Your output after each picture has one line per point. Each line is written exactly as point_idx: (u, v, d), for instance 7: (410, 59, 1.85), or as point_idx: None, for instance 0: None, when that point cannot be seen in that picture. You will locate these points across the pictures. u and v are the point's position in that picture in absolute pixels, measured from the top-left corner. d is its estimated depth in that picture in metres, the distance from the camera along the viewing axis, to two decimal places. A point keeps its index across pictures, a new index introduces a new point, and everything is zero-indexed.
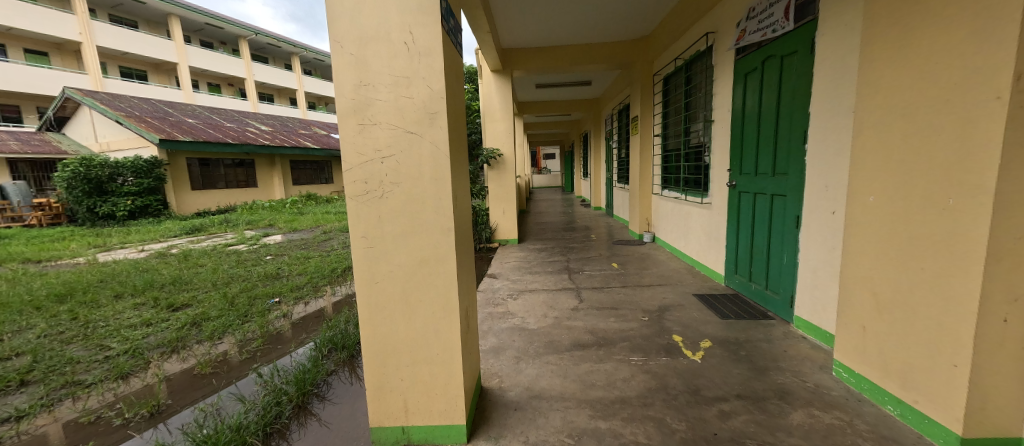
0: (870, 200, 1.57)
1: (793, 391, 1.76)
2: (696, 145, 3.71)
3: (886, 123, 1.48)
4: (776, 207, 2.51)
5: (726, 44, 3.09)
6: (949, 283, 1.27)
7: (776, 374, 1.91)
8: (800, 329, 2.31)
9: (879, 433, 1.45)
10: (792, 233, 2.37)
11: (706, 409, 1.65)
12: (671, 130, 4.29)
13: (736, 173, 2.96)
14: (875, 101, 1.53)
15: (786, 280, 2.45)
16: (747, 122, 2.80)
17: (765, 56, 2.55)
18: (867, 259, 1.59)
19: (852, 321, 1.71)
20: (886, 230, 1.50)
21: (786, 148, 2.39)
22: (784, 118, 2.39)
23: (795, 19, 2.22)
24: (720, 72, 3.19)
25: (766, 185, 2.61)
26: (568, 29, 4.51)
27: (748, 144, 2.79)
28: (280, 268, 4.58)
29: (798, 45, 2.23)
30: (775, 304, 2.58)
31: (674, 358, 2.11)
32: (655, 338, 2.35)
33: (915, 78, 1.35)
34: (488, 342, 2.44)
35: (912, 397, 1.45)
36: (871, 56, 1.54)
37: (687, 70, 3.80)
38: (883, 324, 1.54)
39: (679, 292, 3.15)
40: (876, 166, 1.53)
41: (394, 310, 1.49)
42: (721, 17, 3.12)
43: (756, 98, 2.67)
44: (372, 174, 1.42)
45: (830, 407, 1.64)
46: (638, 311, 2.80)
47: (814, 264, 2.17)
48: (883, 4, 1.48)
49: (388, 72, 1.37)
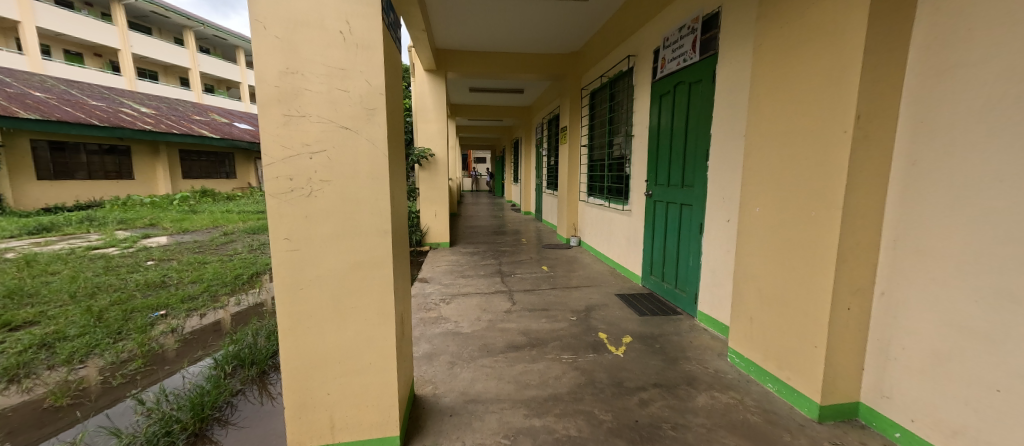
0: (757, 211, 1.89)
1: (698, 376, 2.02)
2: (618, 157, 4.02)
3: (769, 150, 1.80)
4: (685, 215, 2.84)
5: (644, 67, 3.41)
6: (811, 280, 1.59)
7: (685, 363, 2.16)
8: (702, 322, 2.64)
9: (762, 407, 1.75)
10: (696, 238, 2.71)
11: (629, 399, 1.81)
12: (596, 141, 4.59)
13: (653, 184, 3.29)
14: (760, 128, 1.85)
15: (692, 279, 2.78)
16: (662, 139, 3.13)
17: (676, 82, 2.90)
18: (754, 259, 1.91)
19: (743, 313, 2.02)
20: (768, 236, 1.82)
21: (693, 163, 2.72)
22: (691, 138, 2.73)
23: (700, 52, 2.60)
24: (639, 93, 3.51)
25: (677, 196, 2.94)
26: (505, 38, 4.62)
27: (663, 159, 3.13)
28: (166, 275, 3.88)
29: (702, 74, 2.58)
30: (683, 301, 2.90)
31: (600, 354, 2.26)
32: (583, 337, 2.50)
33: (788, 112, 1.68)
34: (419, 349, 2.36)
35: (786, 374, 1.76)
36: (759, 92, 1.86)
37: (611, 87, 4.11)
38: (766, 314, 1.86)
39: (603, 292, 3.38)
40: (762, 182, 1.85)
41: (322, 319, 1.38)
42: (641, 42, 3.43)
43: (669, 117, 3.01)
44: (299, 170, 1.30)
45: (726, 388, 1.91)
46: (567, 311, 2.95)
47: (714, 265, 2.50)
48: (767, 50, 1.80)
49: (321, 61, 1.27)
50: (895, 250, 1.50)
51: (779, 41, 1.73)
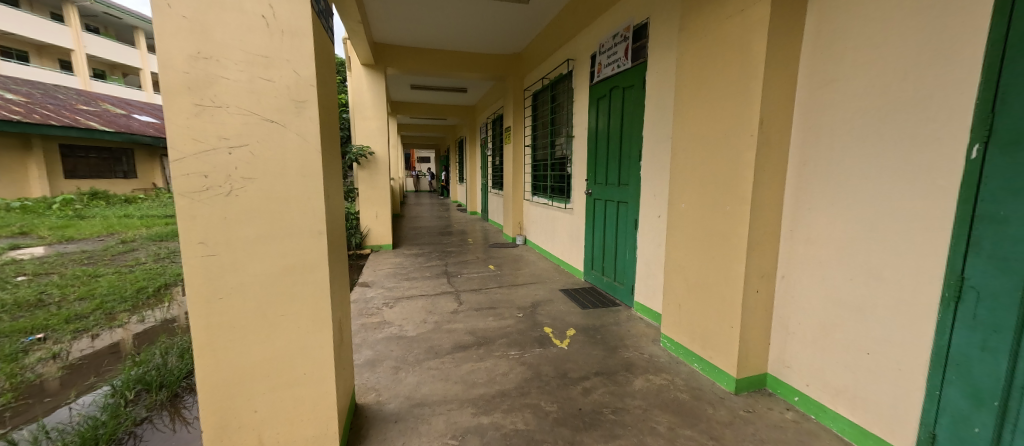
0: (683, 206, 2.13)
1: (635, 362, 2.17)
2: (559, 157, 4.17)
3: (692, 152, 2.05)
4: (621, 212, 3.03)
5: (582, 71, 3.56)
6: (728, 266, 1.83)
7: (623, 350, 2.31)
8: (638, 311, 2.84)
9: (689, 385, 1.93)
10: (631, 233, 2.90)
11: (573, 389, 1.89)
12: (539, 141, 4.71)
13: (592, 182, 3.46)
14: (685, 133, 2.09)
15: (628, 272, 2.97)
16: (600, 140, 3.30)
17: (611, 87, 3.08)
18: (682, 250, 2.14)
19: (673, 300, 2.22)
20: (693, 228, 2.06)
21: (628, 163, 2.91)
22: (626, 139, 2.92)
23: (631, 59, 2.79)
24: (578, 95, 3.66)
25: (614, 194, 3.13)
26: (447, 35, 4.55)
27: (600, 159, 3.31)
28: (42, 291, 3.25)
29: (634, 80, 2.78)
30: (621, 292, 3.09)
31: (546, 348, 2.33)
32: (530, 332, 2.56)
33: (707, 119, 1.93)
34: (361, 356, 2.24)
35: (709, 353, 1.97)
36: (683, 100, 2.10)
37: (552, 89, 4.24)
38: (692, 300, 2.07)
39: (548, 288, 3.48)
40: (688, 181, 2.09)
41: (247, 330, 1.25)
42: (579, 47, 3.59)
43: (606, 120, 3.19)
44: (215, 167, 1.17)
45: (659, 370, 2.08)
46: (513, 308, 2.99)
47: (648, 258, 2.70)
48: (689, 63, 2.04)
49: (239, 46, 1.15)
50: (791, 239, 1.75)
51: (699, 56, 1.97)
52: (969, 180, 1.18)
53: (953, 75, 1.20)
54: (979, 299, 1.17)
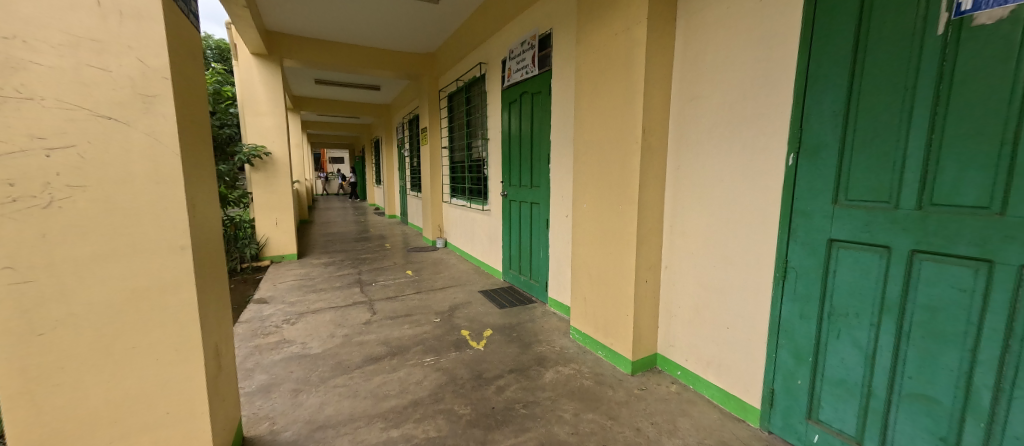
0: (584, 207, 2.31)
1: (547, 355, 2.29)
2: (476, 160, 4.19)
3: (591, 157, 2.23)
4: (534, 213, 3.16)
5: (494, 75, 3.63)
6: (622, 260, 2.04)
7: (537, 345, 2.41)
8: (552, 306, 3.00)
9: (593, 372, 2.09)
10: (544, 232, 3.05)
11: (486, 389, 1.93)
12: (456, 143, 4.68)
13: (507, 184, 3.55)
14: (584, 139, 2.27)
15: (542, 270, 3.12)
16: (513, 143, 3.41)
17: (521, 92, 3.20)
18: (586, 247, 2.32)
19: (580, 294, 2.40)
20: (594, 227, 2.24)
21: (538, 166, 3.06)
22: (536, 143, 3.06)
23: (538, 67, 2.92)
24: (491, 99, 3.72)
25: (527, 195, 3.25)
26: (353, 28, 4.27)
27: (514, 162, 3.41)
28: None
29: (541, 86, 2.92)
30: (536, 289, 3.22)
31: (462, 351, 2.34)
32: (446, 337, 2.54)
33: (602, 127, 2.13)
34: (252, 382, 1.99)
35: (610, 341, 2.16)
36: (581, 109, 2.27)
37: (467, 91, 4.25)
38: (595, 292, 2.26)
39: (467, 290, 3.49)
40: (588, 183, 2.27)
41: (83, 370, 1.04)
42: (490, 51, 3.65)
43: (518, 124, 3.30)
44: (25, 173, 0.94)
45: (568, 361, 2.22)
46: (431, 313, 2.94)
47: (558, 255, 2.86)
48: (585, 74, 2.22)
49: (57, 26, 0.94)
50: (671, 234, 2.01)
51: (593, 69, 2.15)
52: (788, 182, 1.48)
53: (776, 98, 1.50)
54: (798, 277, 1.48)
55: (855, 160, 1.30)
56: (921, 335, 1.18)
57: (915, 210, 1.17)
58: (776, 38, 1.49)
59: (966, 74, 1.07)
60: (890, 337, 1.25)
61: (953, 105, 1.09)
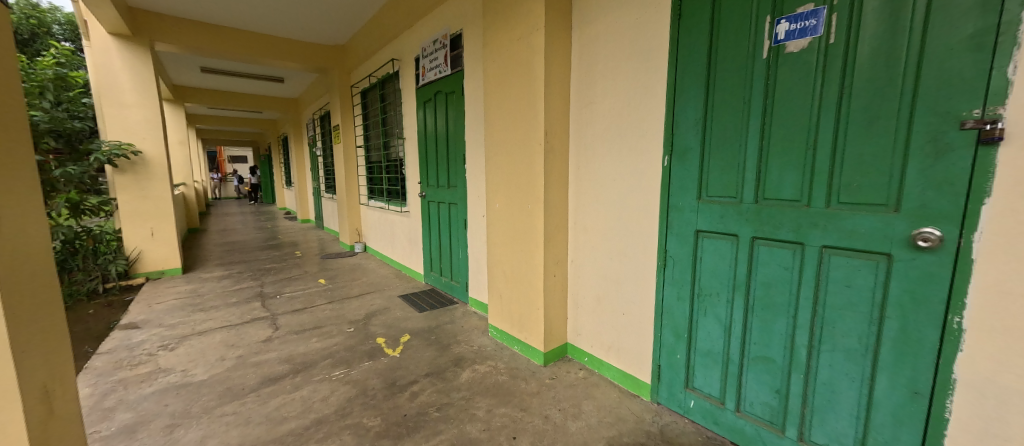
0: (497, 206, 2.37)
1: (465, 355, 2.30)
2: (393, 160, 4.04)
3: (501, 158, 2.29)
4: (452, 213, 3.15)
5: (408, 73, 3.53)
6: (532, 257, 2.13)
7: (455, 346, 2.41)
8: (472, 306, 3.01)
9: (508, 367, 2.16)
10: (462, 232, 3.05)
11: (400, 397, 1.88)
12: (372, 142, 4.46)
13: (425, 185, 3.48)
14: (494, 140, 2.31)
15: (462, 270, 3.12)
16: (429, 143, 3.35)
17: (436, 91, 3.15)
18: (499, 246, 2.38)
19: (496, 292, 2.45)
20: (506, 226, 2.31)
21: (454, 167, 3.05)
22: (451, 143, 3.05)
23: (450, 67, 2.91)
24: (405, 97, 3.61)
25: (445, 196, 3.22)
26: (242, 13, 3.81)
27: (431, 162, 3.36)
28: None
29: (454, 86, 2.91)
30: (457, 290, 3.22)
31: (375, 360, 2.24)
32: (359, 347, 2.41)
33: (509, 129, 2.19)
34: (111, 424, 1.69)
35: (525, 335, 2.25)
36: (490, 110, 2.32)
37: (381, 88, 4.06)
38: (510, 289, 2.33)
39: (386, 296, 3.35)
40: (499, 183, 2.32)
41: None
42: (402, 48, 3.53)
43: (433, 123, 3.25)
44: None
45: (486, 358, 2.26)
46: (343, 323, 2.76)
47: (476, 255, 2.89)
48: (492, 77, 2.27)
49: None
50: (574, 230, 2.15)
51: (500, 72, 2.21)
52: (664, 180, 1.68)
53: (653, 105, 1.69)
54: (674, 263, 1.68)
55: (712, 161, 1.52)
56: (761, 307, 1.43)
57: (753, 204, 1.41)
58: (651, 53, 1.67)
59: (782, 92, 1.31)
60: (740, 310, 1.49)
61: (775, 116, 1.33)
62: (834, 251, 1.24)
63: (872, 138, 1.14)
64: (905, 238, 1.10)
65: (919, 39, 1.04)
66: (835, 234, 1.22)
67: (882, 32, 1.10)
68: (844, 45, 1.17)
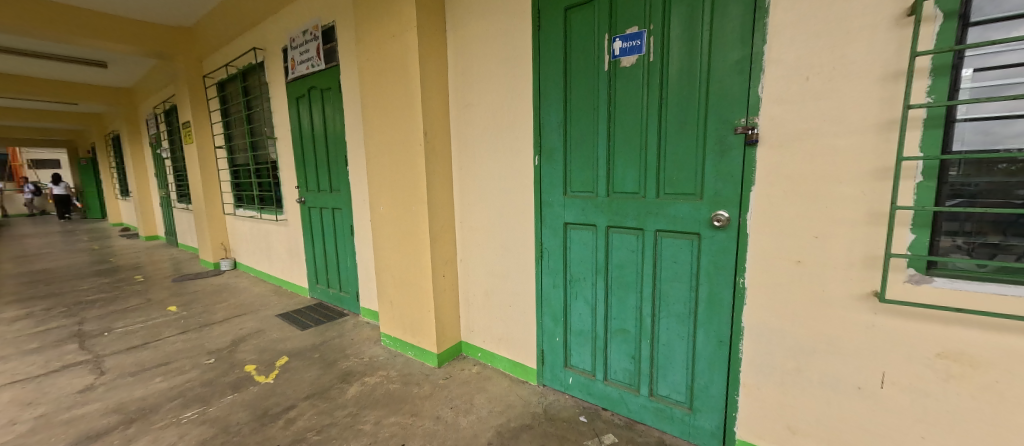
0: (381, 209, 2.27)
1: (353, 369, 2.16)
2: (264, 162, 3.57)
3: (382, 159, 2.20)
4: (337, 219, 2.92)
5: (275, 65, 3.15)
6: (420, 258, 2.10)
7: (342, 361, 2.25)
8: (365, 316, 2.85)
9: (401, 374, 2.10)
10: (349, 239, 2.85)
11: (272, 427, 1.68)
12: (236, 142, 3.87)
13: (304, 189, 3.16)
14: (374, 140, 2.22)
15: (351, 280, 2.92)
16: (305, 144, 3.05)
17: (309, 86, 2.88)
18: (387, 250, 2.29)
19: (387, 298, 2.36)
20: (391, 229, 2.24)
21: (336, 169, 2.83)
22: (331, 143, 2.82)
23: (324, 61, 2.69)
24: (274, 92, 3.22)
25: (327, 201, 2.97)
26: None
27: (309, 164, 3.06)
28: None
29: (330, 82, 2.70)
30: (347, 301, 3.00)
31: (243, 391, 1.96)
32: (221, 379, 2.08)
33: (389, 129, 2.12)
34: None
35: (418, 339, 2.21)
36: (368, 109, 2.21)
37: (244, 80, 3.55)
38: (401, 294, 2.26)
39: (260, 317, 2.95)
40: (382, 185, 2.23)
41: None
42: (267, 36, 3.14)
43: (309, 122, 2.97)
44: None
45: (377, 369, 2.15)
46: (201, 355, 2.35)
47: (365, 262, 2.73)
48: (368, 74, 2.16)
49: None
50: (462, 229, 2.19)
51: (376, 69, 2.12)
52: (535, 179, 1.82)
53: (523, 109, 1.81)
54: (549, 255, 1.83)
55: (573, 160, 1.70)
56: (618, 286, 1.64)
57: (606, 197, 1.62)
58: (518, 60, 1.79)
59: (621, 100, 1.53)
60: (602, 290, 1.69)
61: (618, 121, 1.55)
62: (664, 234, 1.49)
63: (682, 140, 1.40)
64: (708, 219, 1.38)
65: (708, 61, 1.31)
66: (664, 219, 1.47)
67: (684, 53, 1.36)
68: (660, 63, 1.41)
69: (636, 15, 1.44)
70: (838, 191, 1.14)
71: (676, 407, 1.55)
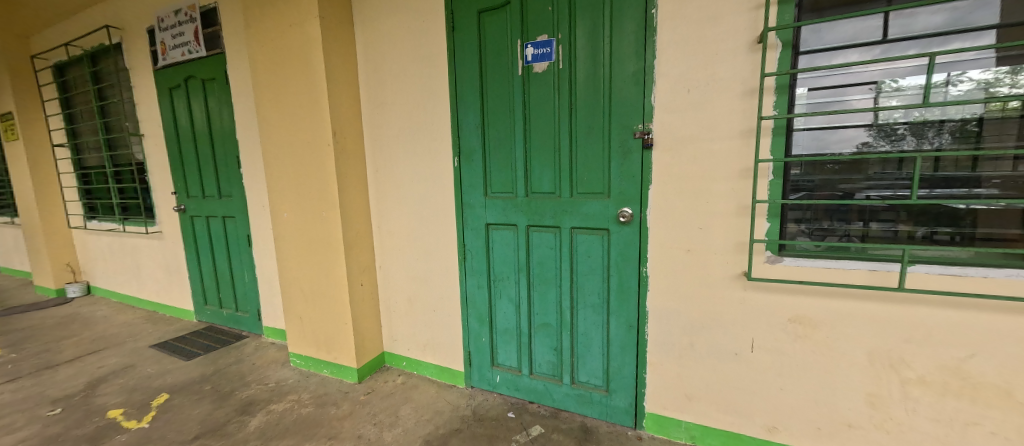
0: (284, 216, 2.04)
1: (256, 397, 1.91)
2: (127, 164, 2.96)
3: (283, 160, 1.98)
4: (229, 229, 2.55)
5: (137, 48, 2.64)
6: (333, 268, 1.94)
7: (242, 390, 1.97)
8: (269, 336, 2.53)
9: (316, 395, 1.91)
10: (246, 251, 2.51)
11: None
12: (85, 140, 3.15)
13: (184, 196, 2.70)
14: (272, 139, 1.98)
15: (250, 297, 2.58)
16: (184, 142, 2.61)
17: (186, 76, 2.46)
18: (293, 261, 2.07)
19: (296, 314, 2.14)
20: (298, 237, 2.02)
21: (225, 171, 2.47)
22: (218, 142, 2.45)
23: (205, 47, 2.33)
24: (138, 80, 2.70)
25: (215, 208, 2.58)
26: None
27: (190, 166, 2.62)
28: None
29: (213, 72, 2.35)
30: (247, 322, 2.64)
31: (105, 443, 1.60)
32: (72, 432, 1.67)
33: (290, 126, 1.91)
34: None
35: (334, 355, 2.04)
36: (264, 103, 1.97)
37: (93, 64, 2.91)
38: (312, 308, 2.07)
39: (129, 350, 2.45)
40: (284, 189, 2.01)
41: None
42: (125, 13, 2.62)
43: (187, 117, 2.54)
44: None
45: (285, 394, 1.93)
46: (40, 406, 1.87)
47: (267, 275, 2.43)
48: (263, 65, 1.93)
49: None
50: (380, 235, 2.07)
51: (271, 60, 1.90)
52: (455, 181, 1.80)
53: (440, 109, 1.78)
54: (473, 256, 1.83)
55: (492, 162, 1.72)
56: (539, 282, 1.71)
57: (525, 197, 1.67)
58: (433, 59, 1.75)
59: (535, 104, 1.59)
60: (525, 287, 1.74)
61: (533, 124, 1.61)
62: (579, 230, 1.59)
63: (591, 143, 1.51)
64: (615, 216, 1.51)
65: (610, 70, 1.43)
66: (578, 217, 1.57)
67: (589, 62, 1.46)
68: (569, 70, 1.50)
69: (545, 23, 1.51)
70: (715, 188, 1.33)
71: (595, 391, 1.67)
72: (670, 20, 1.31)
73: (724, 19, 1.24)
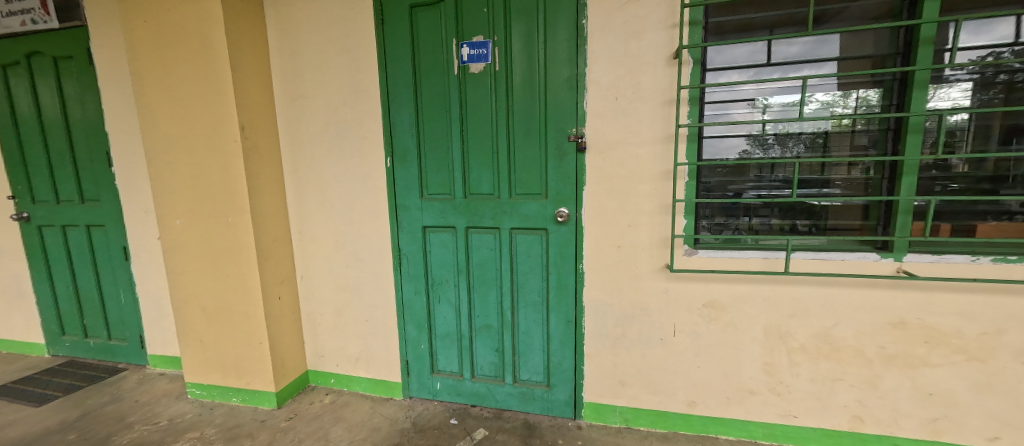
0: (178, 222, 1.74)
1: (144, 440, 1.59)
2: None
3: (174, 158, 1.68)
4: (97, 241, 2.09)
5: None
6: (244, 280, 1.70)
7: (122, 434, 1.63)
8: (157, 366, 2.13)
9: (225, 429, 1.66)
10: (121, 267, 2.08)
11: None
12: None
13: (27, 200, 2.14)
14: (159, 132, 1.68)
15: (129, 322, 2.14)
16: (26, 133, 2.07)
17: (29, 51, 1.97)
18: (190, 276, 1.77)
19: (195, 337, 1.83)
20: (196, 247, 1.74)
21: (90, 171, 2.02)
22: (78, 134, 2.00)
23: (58, 18, 1.87)
24: None
25: (75, 215, 2.09)
26: None
27: (36, 163, 2.09)
28: None
29: (70, 48, 1.90)
30: (124, 352, 2.19)
31: None
32: None
33: (184, 118, 1.64)
34: None
35: (247, 380, 1.80)
36: (147, 89, 1.66)
37: None
38: (217, 328, 1.79)
39: None
40: (176, 191, 1.71)
41: None
42: None
43: (31, 101, 2.02)
44: None
45: (184, 432, 1.64)
46: None
47: (153, 294, 2.05)
48: (145, 44, 1.62)
49: None
50: (300, 241, 1.87)
51: (157, 39, 1.60)
52: (389, 182, 1.71)
53: (369, 106, 1.67)
54: (410, 261, 1.75)
55: (428, 162, 1.66)
56: (479, 284, 1.69)
57: (463, 198, 1.64)
58: (361, 52, 1.64)
59: (472, 104, 1.57)
60: (465, 289, 1.71)
61: (470, 124, 1.59)
62: (518, 231, 1.61)
63: (528, 145, 1.54)
64: (552, 216, 1.56)
65: (545, 75, 1.48)
66: (517, 218, 1.60)
67: (525, 66, 1.49)
68: (505, 72, 1.52)
69: (480, 24, 1.51)
70: (640, 189, 1.45)
71: (536, 387, 1.71)
72: (600, 32, 1.40)
73: (646, 36, 1.36)
